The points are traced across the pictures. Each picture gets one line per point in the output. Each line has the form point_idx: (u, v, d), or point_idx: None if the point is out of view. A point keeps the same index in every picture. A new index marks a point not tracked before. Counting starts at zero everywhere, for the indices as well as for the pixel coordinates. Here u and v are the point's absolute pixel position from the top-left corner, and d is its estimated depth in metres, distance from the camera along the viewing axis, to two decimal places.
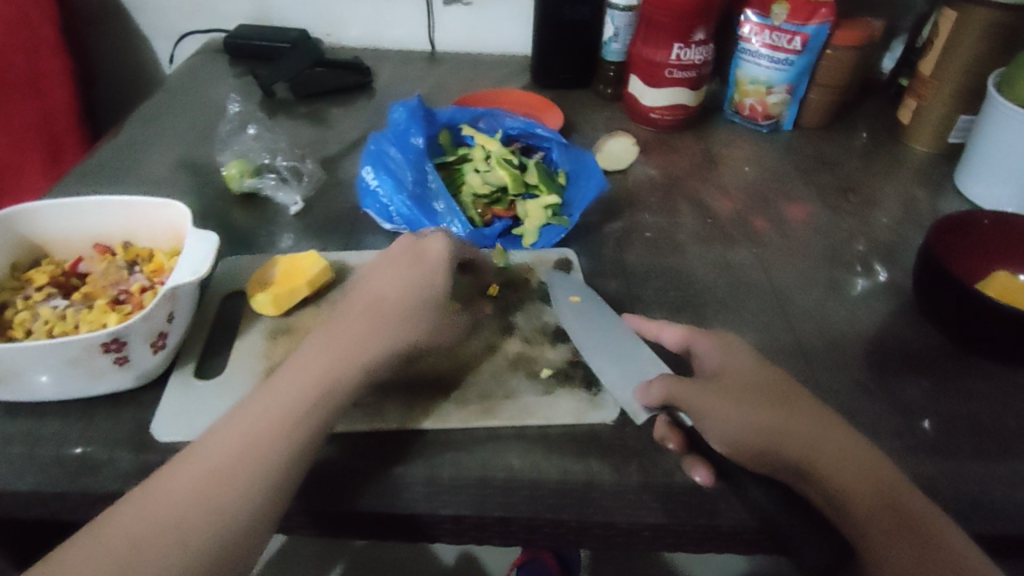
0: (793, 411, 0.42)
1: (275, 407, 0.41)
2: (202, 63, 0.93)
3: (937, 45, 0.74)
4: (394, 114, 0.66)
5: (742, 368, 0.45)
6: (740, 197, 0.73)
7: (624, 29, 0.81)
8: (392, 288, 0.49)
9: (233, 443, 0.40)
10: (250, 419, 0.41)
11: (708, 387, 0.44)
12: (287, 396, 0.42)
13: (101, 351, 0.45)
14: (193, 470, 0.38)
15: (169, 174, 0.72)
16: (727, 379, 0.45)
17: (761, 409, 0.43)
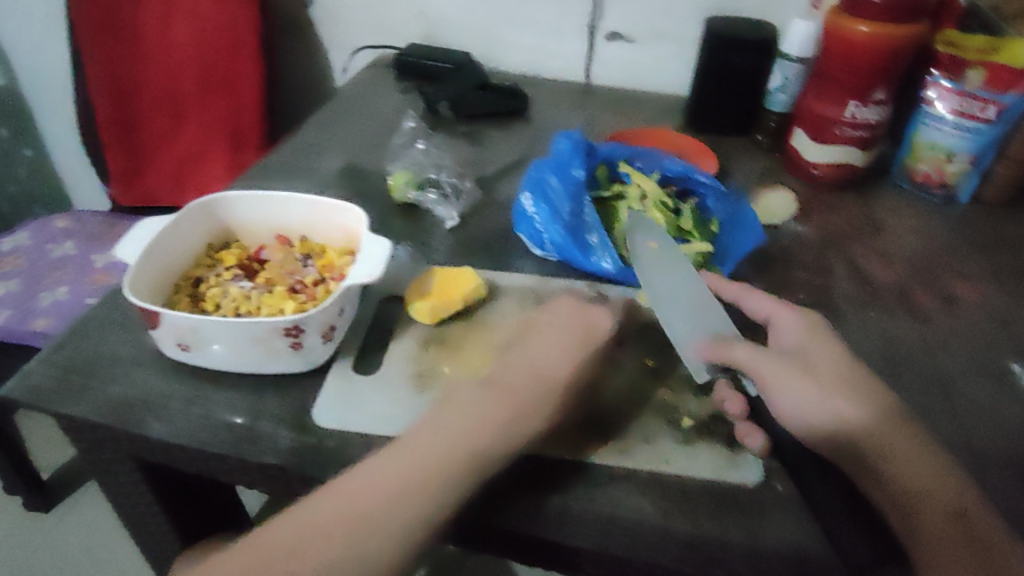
0: (892, 424, 0.44)
1: (442, 443, 0.43)
2: (375, 75, 1.00)
3: None
4: (558, 145, 0.69)
5: (817, 350, 0.48)
6: (901, 267, 0.69)
7: (793, 80, 0.80)
8: (558, 339, 0.48)
9: (410, 465, 0.42)
10: (422, 453, 0.42)
11: (783, 363, 0.47)
12: (460, 435, 0.43)
13: (280, 334, 0.50)
14: (372, 488, 0.41)
15: (338, 176, 0.78)
16: (807, 359, 0.47)
17: (859, 404, 0.44)
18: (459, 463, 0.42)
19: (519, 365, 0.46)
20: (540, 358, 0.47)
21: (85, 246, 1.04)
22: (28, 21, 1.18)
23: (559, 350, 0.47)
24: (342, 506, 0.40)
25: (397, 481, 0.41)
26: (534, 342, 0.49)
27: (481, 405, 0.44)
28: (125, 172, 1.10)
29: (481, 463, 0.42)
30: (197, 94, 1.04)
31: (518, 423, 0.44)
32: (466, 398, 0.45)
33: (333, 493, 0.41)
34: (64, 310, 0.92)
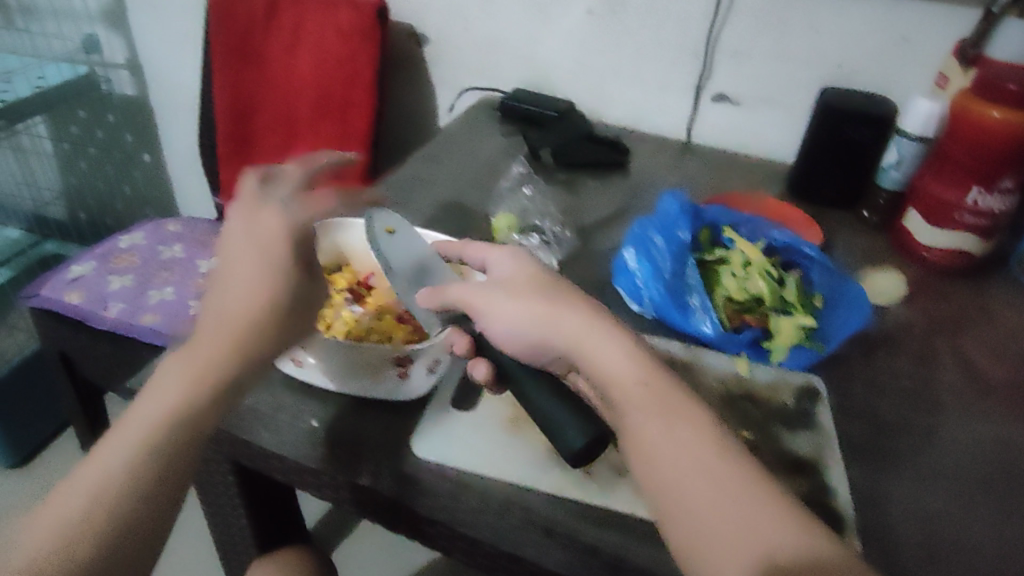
0: (646, 382, 0.44)
1: (215, 332, 0.44)
2: (479, 115, 1.03)
3: None
4: (665, 205, 0.69)
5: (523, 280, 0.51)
6: (1016, 365, 0.65)
7: (910, 158, 0.77)
8: (270, 244, 0.47)
9: (230, 365, 0.43)
10: (192, 344, 0.44)
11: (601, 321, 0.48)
12: (230, 324, 0.44)
13: (392, 363, 0.52)
14: (170, 377, 0.43)
15: (441, 211, 0.81)
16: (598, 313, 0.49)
17: (640, 376, 0.45)
18: (215, 331, 0.44)
19: (577, 313, 0.47)
20: (519, 292, 0.49)
21: (191, 251, 1.11)
22: (168, 38, 1.29)
23: (534, 287, 0.49)
24: (166, 405, 0.42)
25: (190, 371, 0.43)
26: (257, 248, 0.46)
27: (235, 295, 0.45)
28: (235, 184, 1.17)
29: (243, 339, 0.44)
30: (312, 119, 1.10)
31: (246, 312, 0.44)
32: (223, 294, 0.45)
33: (167, 385, 0.43)
34: (169, 309, 0.98)
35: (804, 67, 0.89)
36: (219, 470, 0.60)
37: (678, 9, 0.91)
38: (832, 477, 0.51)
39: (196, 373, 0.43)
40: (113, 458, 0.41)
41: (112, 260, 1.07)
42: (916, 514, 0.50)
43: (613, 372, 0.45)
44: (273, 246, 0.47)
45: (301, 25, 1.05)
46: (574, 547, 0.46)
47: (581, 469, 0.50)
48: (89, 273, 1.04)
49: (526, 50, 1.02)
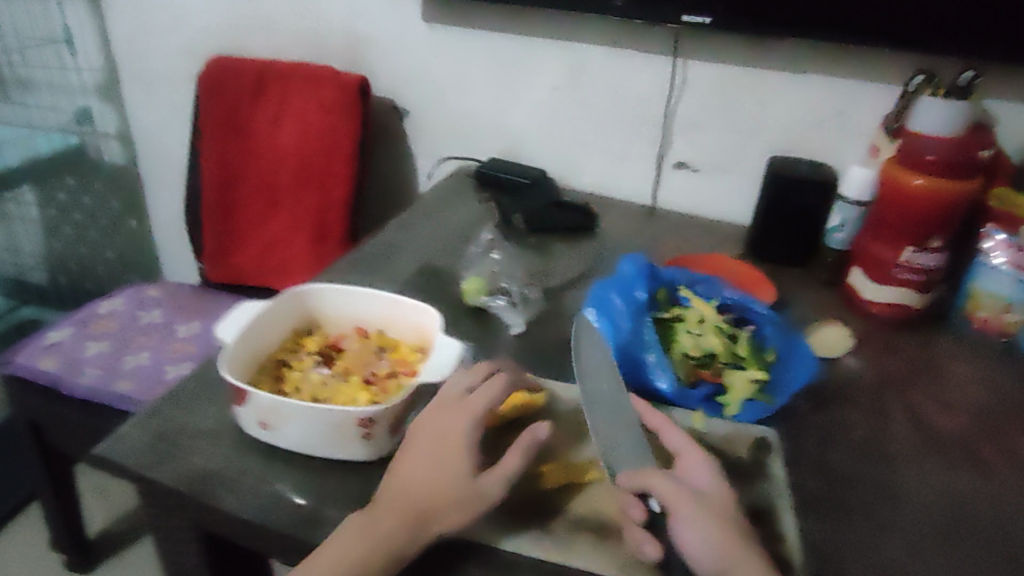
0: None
1: (395, 507, 0.50)
2: (454, 184, 1.08)
3: None
4: (622, 267, 0.73)
5: (718, 496, 0.50)
6: (964, 415, 0.68)
7: (852, 221, 0.85)
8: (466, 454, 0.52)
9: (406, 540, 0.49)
10: (373, 511, 0.50)
11: (713, 515, 0.48)
12: (405, 500, 0.50)
13: (355, 425, 0.54)
14: (351, 536, 0.49)
15: (415, 276, 0.84)
16: (718, 507, 0.49)
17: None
18: (397, 505, 0.50)
19: (751, 562, 0.46)
20: (716, 518, 0.48)
21: (169, 315, 1.13)
22: (157, 112, 1.34)
23: (722, 515, 0.49)
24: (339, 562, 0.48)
25: (369, 535, 0.49)
26: (440, 451, 0.52)
27: (414, 479, 0.51)
28: (216, 252, 1.20)
29: (417, 522, 0.49)
30: (291, 188, 1.15)
31: (424, 499, 0.50)
32: (409, 475, 0.51)
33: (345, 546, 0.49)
34: (144, 374, 0.99)
35: (753, 138, 0.96)
36: (187, 537, 0.61)
37: (636, 86, 0.98)
38: (783, 528, 0.53)
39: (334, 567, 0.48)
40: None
41: (90, 325, 1.09)
42: (867, 564, 0.51)
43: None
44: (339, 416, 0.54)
45: (284, 101, 1.11)
46: None
47: (543, 526, 0.52)
48: (67, 338, 1.05)
49: (498, 122, 1.08)
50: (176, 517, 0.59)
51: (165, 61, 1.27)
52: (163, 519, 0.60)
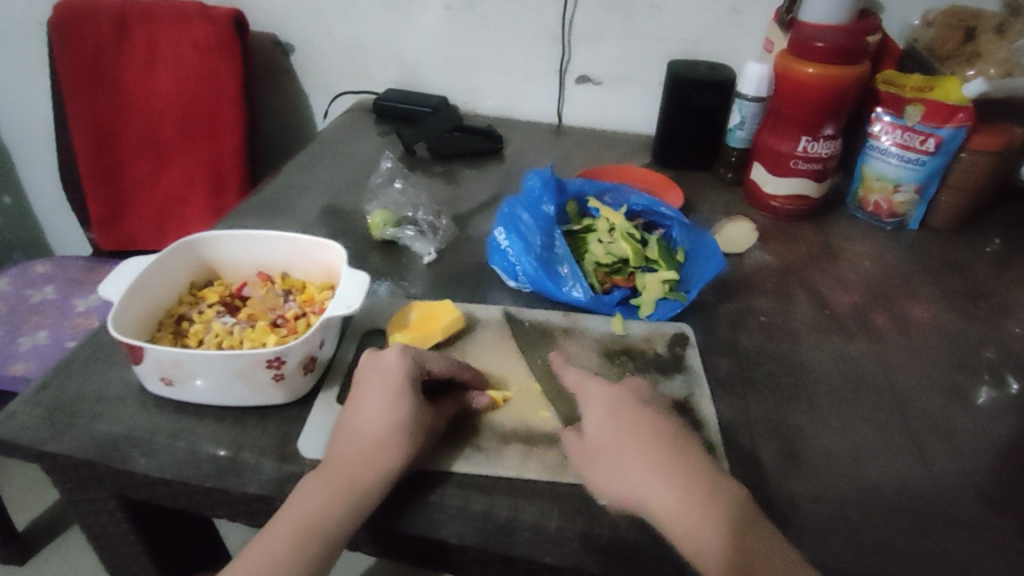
0: (713, 513, 0.44)
1: (346, 457, 0.47)
2: (354, 119, 1.03)
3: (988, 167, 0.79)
4: (529, 182, 0.73)
5: (630, 426, 0.49)
6: (859, 291, 0.73)
7: (750, 118, 0.84)
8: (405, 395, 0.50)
9: (361, 491, 0.46)
10: (329, 467, 0.47)
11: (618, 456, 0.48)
12: (350, 461, 0.47)
13: (263, 367, 0.52)
14: (309, 493, 0.46)
15: (318, 215, 0.81)
16: (629, 442, 0.48)
17: (707, 516, 0.44)
18: (350, 455, 0.48)
19: (657, 468, 0.46)
20: (610, 455, 0.48)
21: (66, 291, 1.04)
22: (13, 70, 1.20)
23: (621, 440, 0.48)
24: (295, 528, 0.45)
25: (333, 489, 0.46)
26: (385, 390, 0.50)
27: (365, 427, 0.49)
28: (108, 217, 1.11)
29: (375, 463, 0.47)
30: (179, 140, 1.06)
31: (374, 447, 0.47)
32: (359, 423, 0.49)
33: (296, 510, 0.46)
34: (44, 355, 0.92)
35: (653, 44, 0.94)
36: (105, 508, 0.59)
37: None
38: (701, 410, 0.56)
39: (311, 529, 0.45)
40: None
41: None
42: (775, 429, 0.55)
43: (688, 523, 0.44)
44: (249, 372, 0.52)
45: (156, 42, 1.01)
46: (466, 516, 0.48)
47: (470, 444, 0.52)
48: None
49: (393, 49, 1.02)
50: (89, 488, 0.56)
51: (10, 10, 1.12)
52: (74, 494, 0.57)
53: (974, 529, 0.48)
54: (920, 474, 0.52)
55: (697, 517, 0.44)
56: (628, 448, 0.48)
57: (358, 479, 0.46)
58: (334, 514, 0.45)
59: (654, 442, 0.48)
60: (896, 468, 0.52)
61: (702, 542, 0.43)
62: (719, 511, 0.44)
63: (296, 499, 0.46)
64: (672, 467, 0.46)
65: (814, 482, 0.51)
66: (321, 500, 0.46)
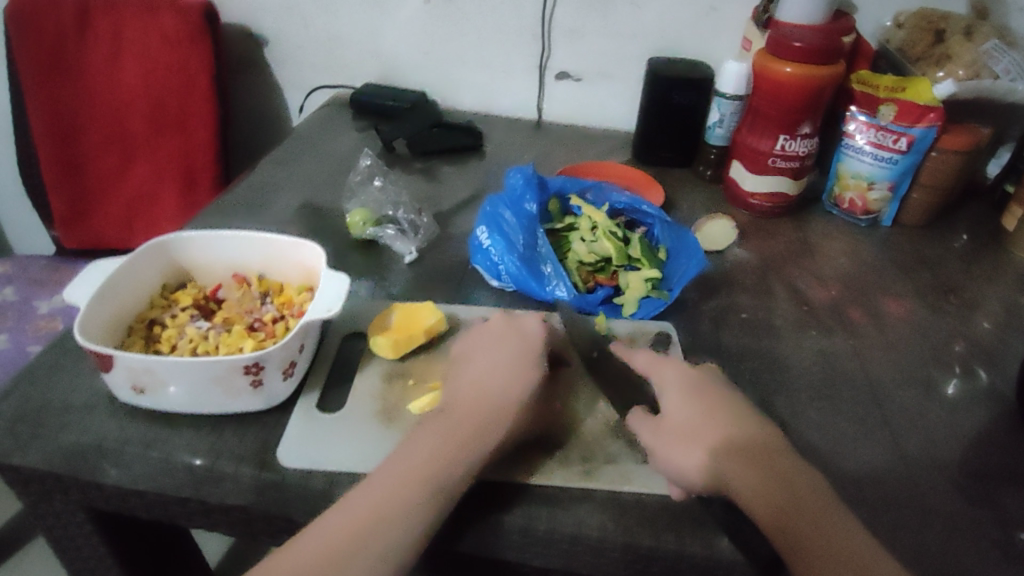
0: (781, 486, 0.46)
1: (431, 451, 0.47)
2: (329, 115, 1.01)
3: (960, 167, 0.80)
4: (510, 180, 0.72)
5: (692, 408, 0.50)
6: (835, 287, 0.74)
7: (728, 116, 0.84)
8: (488, 394, 0.50)
9: (443, 479, 0.46)
10: (407, 460, 0.47)
11: (690, 432, 0.49)
12: (420, 469, 0.46)
13: (241, 373, 0.51)
14: (383, 484, 0.45)
15: (295, 214, 0.79)
16: (699, 422, 0.49)
17: (778, 488, 0.46)
18: (435, 450, 0.47)
19: (734, 445, 0.48)
20: (685, 433, 0.49)
21: (26, 292, 1.00)
22: None
23: (700, 419, 0.49)
24: (348, 533, 0.43)
25: (411, 481, 0.45)
26: (472, 391, 0.51)
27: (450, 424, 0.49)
28: (71, 215, 1.07)
29: (456, 457, 0.47)
30: (146, 135, 1.03)
31: (459, 444, 0.47)
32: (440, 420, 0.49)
33: (347, 516, 0.44)
34: (4, 358, 0.88)
35: (633, 41, 0.94)
36: (77, 520, 0.56)
37: None
38: None
39: (376, 518, 0.44)
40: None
41: None
42: None
43: (763, 495, 0.45)
44: (226, 379, 0.51)
45: (120, 34, 0.97)
46: (454, 520, 0.48)
47: None
48: None
49: (369, 43, 1.00)
50: (58, 500, 0.54)
51: None
52: (41, 507, 0.55)
53: (952, 520, 0.49)
54: (899, 468, 0.53)
55: (767, 489, 0.45)
56: (698, 426, 0.49)
57: (444, 473, 0.46)
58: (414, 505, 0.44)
59: (721, 419, 0.49)
60: (875, 462, 0.53)
61: (759, 505, 0.45)
62: (787, 481, 0.46)
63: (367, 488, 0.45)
64: (749, 443, 0.48)
65: None
66: (406, 493, 0.45)
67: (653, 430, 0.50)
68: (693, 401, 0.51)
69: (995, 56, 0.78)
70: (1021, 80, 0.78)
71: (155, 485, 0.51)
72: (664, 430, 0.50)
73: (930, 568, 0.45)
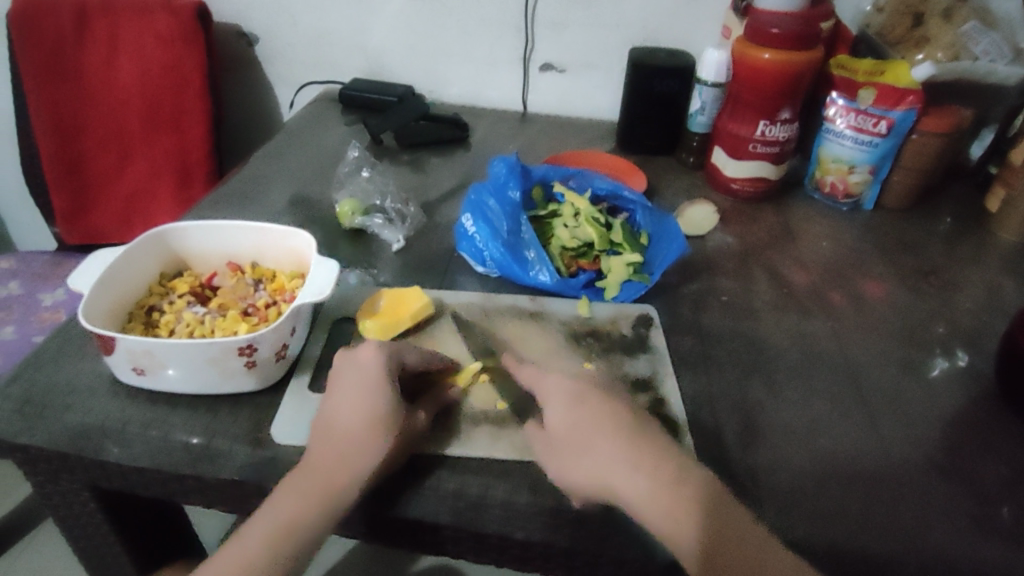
0: (665, 491, 0.45)
1: (330, 455, 0.48)
2: (320, 110, 1.02)
3: (943, 148, 0.81)
4: (495, 168, 0.74)
5: (578, 429, 0.49)
6: (817, 270, 0.76)
7: (710, 104, 0.86)
8: (380, 389, 0.50)
9: (343, 484, 0.47)
10: (307, 467, 0.48)
11: (581, 455, 0.48)
12: (331, 468, 0.47)
13: (236, 355, 0.53)
14: (291, 493, 0.47)
15: (285, 206, 0.81)
16: (587, 443, 0.48)
17: (666, 494, 0.45)
18: (330, 453, 0.48)
19: (616, 455, 0.47)
20: (574, 451, 0.48)
21: (31, 286, 1.02)
22: None
23: (585, 431, 0.49)
24: (288, 532, 0.46)
25: (313, 490, 0.47)
26: (360, 387, 0.50)
27: (344, 420, 0.49)
28: (72, 212, 1.08)
29: (352, 463, 0.48)
30: (142, 131, 1.05)
31: (348, 448, 0.48)
32: (340, 418, 0.49)
33: (272, 527, 0.46)
34: (10, 349, 0.91)
35: (617, 31, 0.96)
36: (81, 498, 0.59)
37: None
38: (665, 389, 0.58)
39: (298, 530, 0.46)
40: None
41: None
42: (736, 405, 0.57)
43: (649, 503, 0.45)
44: (221, 360, 0.53)
45: (117, 33, 0.99)
46: (440, 494, 0.49)
47: (444, 426, 0.53)
48: None
49: (357, 39, 1.02)
50: (64, 478, 0.56)
51: None
52: (48, 485, 0.57)
53: (926, 494, 0.51)
54: (873, 442, 0.55)
55: (652, 498, 0.45)
56: (587, 448, 0.48)
57: (342, 478, 0.47)
58: (320, 519, 0.47)
59: (613, 437, 0.48)
60: (851, 438, 0.55)
61: (676, 532, 0.44)
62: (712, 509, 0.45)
63: (280, 496, 0.47)
64: (630, 450, 0.47)
65: (773, 452, 0.53)
66: (312, 510, 0.46)
67: (548, 452, 0.50)
68: (578, 422, 0.49)
69: (974, 38, 0.80)
70: (999, 61, 0.80)
71: (154, 462, 0.53)
72: (556, 453, 0.49)
73: (900, 538, 0.47)
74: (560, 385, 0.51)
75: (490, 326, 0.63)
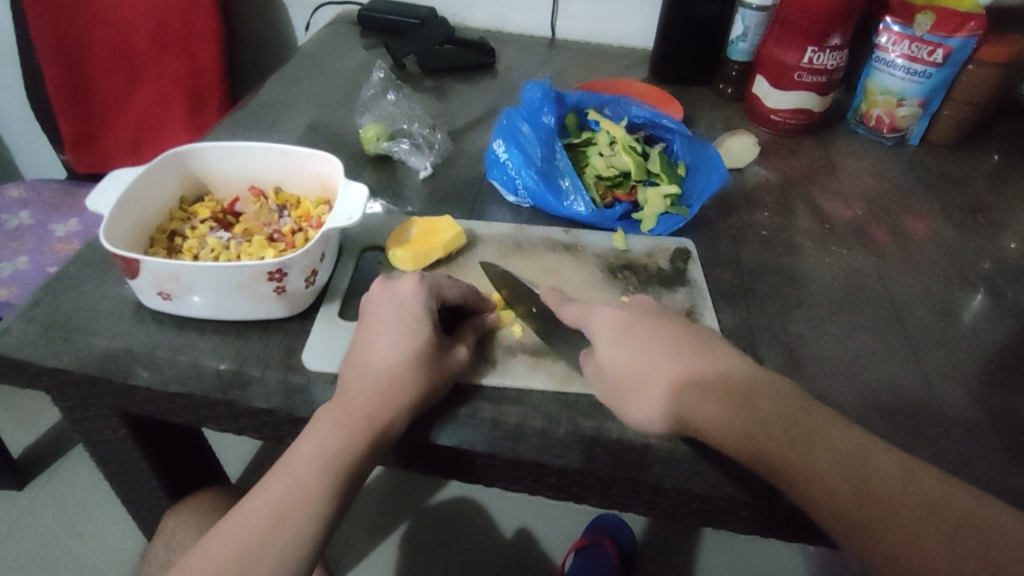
0: (734, 396, 0.44)
1: (365, 386, 0.47)
2: (337, 32, 0.98)
3: (1002, 79, 0.77)
4: (529, 92, 0.70)
5: (631, 360, 0.47)
6: (859, 205, 0.73)
7: (753, 29, 0.81)
8: (418, 321, 0.49)
9: (382, 414, 0.46)
10: (345, 397, 0.47)
11: (646, 387, 0.46)
12: (364, 401, 0.46)
13: (265, 279, 0.51)
14: (327, 423, 0.46)
15: (307, 132, 0.78)
16: (647, 373, 0.46)
17: (742, 412, 0.44)
18: (367, 383, 0.47)
19: (672, 375, 0.45)
20: (633, 382, 0.46)
21: (42, 215, 1.00)
22: None
23: (637, 365, 0.46)
24: (323, 461, 0.45)
25: (349, 419, 0.46)
26: (400, 319, 0.49)
27: (382, 353, 0.48)
28: (79, 137, 1.05)
29: (390, 395, 0.46)
30: (151, 54, 1.00)
31: (386, 376, 0.47)
32: (377, 350, 0.48)
33: (309, 455, 0.46)
34: (25, 279, 0.89)
35: None
36: (110, 424, 0.58)
37: None
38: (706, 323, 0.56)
39: (335, 461, 0.45)
40: (270, 505, 0.45)
41: None
42: (778, 339, 0.56)
43: (727, 418, 0.44)
44: (250, 285, 0.51)
45: None
46: (477, 423, 0.49)
47: (479, 357, 0.52)
48: None
49: None
50: (93, 404, 0.56)
51: None
52: (79, 411, 0.57)
53: (972, 430, 0.49)
54: (917, 377, 0.53)
55: (726, 419, 0.44)
56: (646, 379, 0.46)
57: (378, 410, 0.46)
58: (355, 449, 0.45)
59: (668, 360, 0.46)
60: (895, 374, 0.53)
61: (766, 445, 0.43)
62: (800, 419, 0.44)
63: (319, 426, 0.46)
64: (683, 365, 0.46)
65: (814, 388, 0.52)
66: (350, 438, 0.45)
67: (611, 389, 0.47)
68: (627, 354, 0.47)
69: None
70: None
71: (184, 387, 0.52)
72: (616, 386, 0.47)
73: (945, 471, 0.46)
74: (603, 317, 0.49)
75: (521, 257, 0.61)
